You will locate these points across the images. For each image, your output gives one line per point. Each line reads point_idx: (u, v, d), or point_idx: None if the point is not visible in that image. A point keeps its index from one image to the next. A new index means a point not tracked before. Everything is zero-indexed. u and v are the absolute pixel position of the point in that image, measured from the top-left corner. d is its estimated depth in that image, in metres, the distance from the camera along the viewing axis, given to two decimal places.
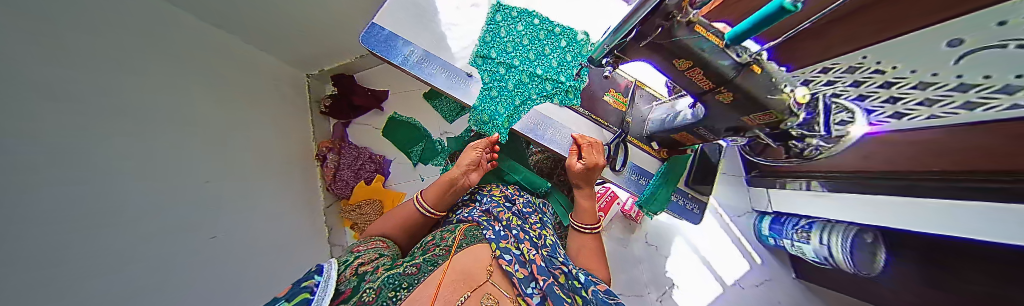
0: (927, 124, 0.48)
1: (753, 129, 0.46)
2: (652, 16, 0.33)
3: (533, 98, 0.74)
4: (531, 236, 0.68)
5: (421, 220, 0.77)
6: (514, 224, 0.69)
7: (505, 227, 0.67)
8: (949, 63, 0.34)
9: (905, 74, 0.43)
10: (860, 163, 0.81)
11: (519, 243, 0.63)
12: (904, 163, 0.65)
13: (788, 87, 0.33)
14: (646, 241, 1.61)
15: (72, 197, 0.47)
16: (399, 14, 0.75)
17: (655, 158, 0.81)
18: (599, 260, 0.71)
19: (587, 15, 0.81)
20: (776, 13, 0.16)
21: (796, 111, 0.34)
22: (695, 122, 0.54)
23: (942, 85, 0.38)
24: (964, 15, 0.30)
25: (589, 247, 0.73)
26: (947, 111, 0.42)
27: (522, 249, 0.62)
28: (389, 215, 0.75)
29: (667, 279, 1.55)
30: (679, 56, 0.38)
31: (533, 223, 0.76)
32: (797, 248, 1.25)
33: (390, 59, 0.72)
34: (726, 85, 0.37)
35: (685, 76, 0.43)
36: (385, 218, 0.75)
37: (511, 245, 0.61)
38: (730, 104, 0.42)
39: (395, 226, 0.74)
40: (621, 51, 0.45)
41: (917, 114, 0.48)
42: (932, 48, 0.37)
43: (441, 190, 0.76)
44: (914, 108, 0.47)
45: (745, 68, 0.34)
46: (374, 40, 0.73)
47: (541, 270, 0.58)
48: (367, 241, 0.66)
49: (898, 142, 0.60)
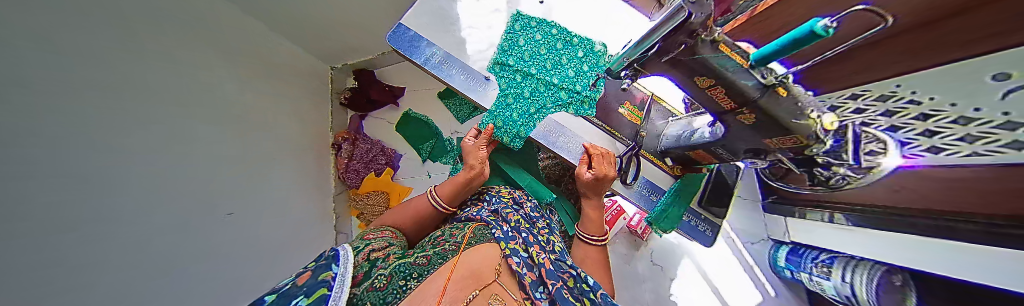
0: (964, 161, 0.46)
1: (773, 153, 0.44)
2: (675, 33, 0.33)
3: (547, 106, 0.74)
4: (540, 239, 0.68)
5: (431, 214, 0.77)
6: (523, 227, 0.70)
7: (514, 230, 0.67)
8: (996, 97, 0.32)
9: (944, 107, 0.41)
10: (893, 197, 0.75)
11: (527, 246, 0.63)
12: (942, 201, 0.62)
13: (815, 113, 0.31)
14: (651, 260, 1.56)
15: (99, 167, 0.49)
16: (424, 17, 0.78)
17: (668, 175, 0.80)
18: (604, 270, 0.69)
19: (605, 27, 0.82)
20: (806, 36, 0.17)
21: (822, 136, 0.32)
22: (713, 141, 0.53)
23: (986, 121, 0.36)
24: (1010, 47, 0.28)
25: (595, 256, 0.71)
26: (990, 149, 0.39)
27: (530, 252, 0.62)
28: (396, 210, 0.76)
29: (671, 303, 1.48)
30: (701, 73, 0.38)
31: (542, 228, 0.75)
32: (816, 283, 1.17)
33: (413, 59, 0.75)
34: (750, 106, 0.36)
35: (707, 94, 0.42)
36: (392, 211, 0.76)
37: (519, 247, 0.61)
38: (752, 125, 0.41)
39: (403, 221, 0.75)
40: (641, 65, 0.45)
41: (956, 150, 0.45)
42: (976, 80, 0.34)
43: (456, 187, 0.78)
44: (952, 143, 0.45)
45: (769, 90, 0.33)
46: (400, 39, 0.76)
47: (550, 273, 0.57)
48: (378, 230, 0.67)
49: (937, 179, 0.56)
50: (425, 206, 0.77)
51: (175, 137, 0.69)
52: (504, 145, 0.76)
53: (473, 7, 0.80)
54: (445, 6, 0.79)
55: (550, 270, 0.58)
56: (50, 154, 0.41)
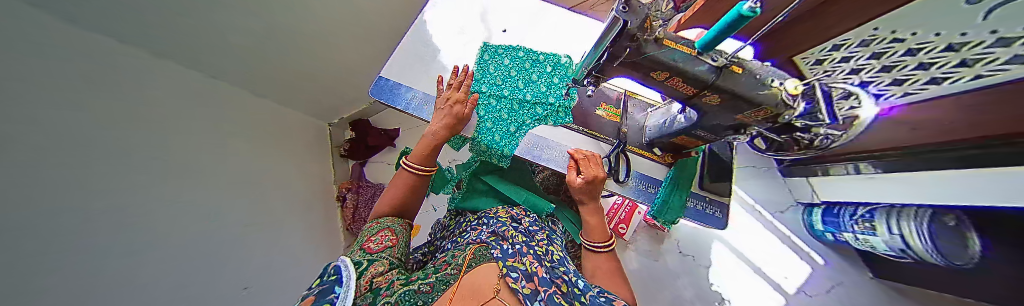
0: (968, 87, 0.43)
1: (752, 125, 0.44)
2: (619, 39, 0.34)
3: (527, 122, 0.76)
4: (534, 249, 0.57)
5: (420, 184, 0.69)
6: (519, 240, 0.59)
7: (513, 245, 0.56)
8: (976, 21, 0.32)
9: (930, 38, 0.41)
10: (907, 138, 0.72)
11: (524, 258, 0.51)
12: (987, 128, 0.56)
13: (776, 81, 0.33)
14: (679, 251, 1.47)
15: (98, 270, 0.51)
16: (399, 66, 0.83)
17: (658, 163, 0.79)
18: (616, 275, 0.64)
19: (566, 39, 0.87)
20: (737, 21, 0.13)
21: (791, 104, 0.33)
22: (691, 126, 0.53)
23: (977, 43, 0.35)
24: None
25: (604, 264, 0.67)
26: (991, 69, 0.37)
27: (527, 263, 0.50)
28: (389, 186, 0.68)
29: (714, 294, 1.38)
30: (656, 70, 0.39)
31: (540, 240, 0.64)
32: (864, 242, 1.09)
33: (395, 104, 0.80)
34: (710, 89, 0.37)
35: (666, 86, 0.43)
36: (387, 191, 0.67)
37: (520, 261, 0.49)
38: (718, 104, 0.41)
39: (398, 194, 0.66)
40: (599, 72, 0.47)
41: (957, 77, 0.43)
42: (951, 8, 0.35)
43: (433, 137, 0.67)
44: (954, 69, 0.42)
45: (722, 70, 0.35)
46: (382, 91, 0.81)
47: (535, 281, 0.44)
48: (379, 228, 0.58)
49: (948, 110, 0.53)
50: (409, 176, 0.68)
51: (177, 223, 0.71)
52: (493, 164, 0.79)
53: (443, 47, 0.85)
54: (418, 53, 0.85)
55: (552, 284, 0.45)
56: (45, 267, 0.42)
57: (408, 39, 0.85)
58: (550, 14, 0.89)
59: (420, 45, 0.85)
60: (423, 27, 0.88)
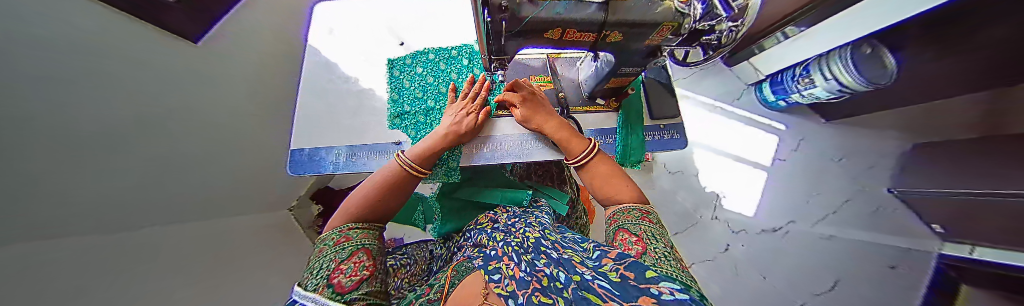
0: None
1: (664, 45, 0.45)
2: (491, 11, 0.34)
3: None
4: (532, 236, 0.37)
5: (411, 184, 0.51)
6: (500, 240, 0.38)
7: (498, 244, 0.37)
8: None
9: None
10: None
11: (511, 257, 0.31)
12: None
13: None
14: (669, 171, 1.63)
15: None
16: (307, 124, 0.70)
17: (608, 112, 0.73)
18: (619, 178, 0.46)
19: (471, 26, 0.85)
20: None
21: (685, 9, 0.36)
22: (612, 68, 0.52)
23: None
24: None
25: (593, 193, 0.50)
26: None
27: (523, 252, 0.33)
28: (359, 185, 0.47)
29: (712, 193, 1.56)
30: (545, 29, 0.38)
31: (536, 223, 0.43)
32: (809, 96, 1.21)
33: (320, 173, 0.66)
34: (606, 27, 0.37)
35: (567, 40, 0.42)
36: (354, 191, 0.46)
37: (506, 263, 0.30)
38: (624, 37, 0.41)
39: (371, 192, 0.45)
40: (499, 52, 0.45)
41: None
42: None
43: (442, 144, 0.56)
44: None
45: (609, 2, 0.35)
46: (302, 163, 0.66)
47: (522, 281, 0.24)
48: (350, 251, 0.34)
49: None
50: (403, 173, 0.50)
51: None
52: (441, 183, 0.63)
53: (345, 83, 0.76)
54: (323, 106, 0.73)
55: (555, 267, 0.25)
56: None
57: (304, 94, 0.74)
58: (444, 22, 0.90)
59: (320, 95, 0.74)
60: (314, 75, 0.75)
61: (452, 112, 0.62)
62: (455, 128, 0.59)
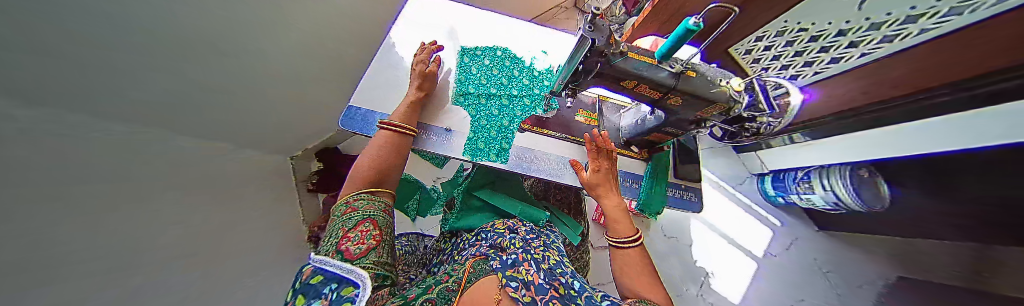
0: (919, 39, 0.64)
1: (709, 119, 0.52)
2: (589, 56, 0.40)
3: (519, 116, 0.73)
4: (535, 253, 0.40)
5: (398, 139, 0.57)
6: (517, 249, 0.39)
7: (515, 251, 0.39)
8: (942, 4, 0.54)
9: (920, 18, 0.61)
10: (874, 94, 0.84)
11: (530, 264, 0.35)
12: (919, 83, 0.71)
13: (724, 81, 0.43)
14: (664, 234, 1.55)
15: None
16: (372, 86, 0.75)
17: (637, 159, 0.78)
18: (645, 267, 0.47)
19: (539, 41, 0.90)
20: (685, 33, 0.25)
21: (738, 97, 0.43)
22: (658, 123, 0.57)
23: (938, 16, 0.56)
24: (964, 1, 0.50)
25: (637, 278, 0.45)
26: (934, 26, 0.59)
27: (540, 271, 0.34)
28: (360, 154, 0.51)
29: (700, 268, 1.48)
30: (622, 79, 0.44)
31: (545, 244, 0.45)
32: (807, 201, 1.28)
33: (366, 134, 0.68)
34: (672, 92, 0.43)
35: (634, 92, 0.47)
36: (359, 158, 0.51)
37: (526, 269, 0.34)
38: (680, 104, 0.47)
39: (380, 158, 0.51)
40: (575, 83, 0.51)
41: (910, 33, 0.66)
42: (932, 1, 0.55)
43: (412, 104, 0.62)
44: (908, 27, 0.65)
45: (681, 75, 0.42)
46: (353, 119, 0.69)
47: None
48: (357, 221, 0.39)
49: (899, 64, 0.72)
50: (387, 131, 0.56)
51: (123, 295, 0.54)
52: (491, 161, 0.66)
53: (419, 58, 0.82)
54: (389, 77, 0.78)
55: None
56: None
57: (377, 60, 0.79)
58: (515, 24, 0.92)
59: (388, 69, 0.79)
60: (389, 49, 0.81)
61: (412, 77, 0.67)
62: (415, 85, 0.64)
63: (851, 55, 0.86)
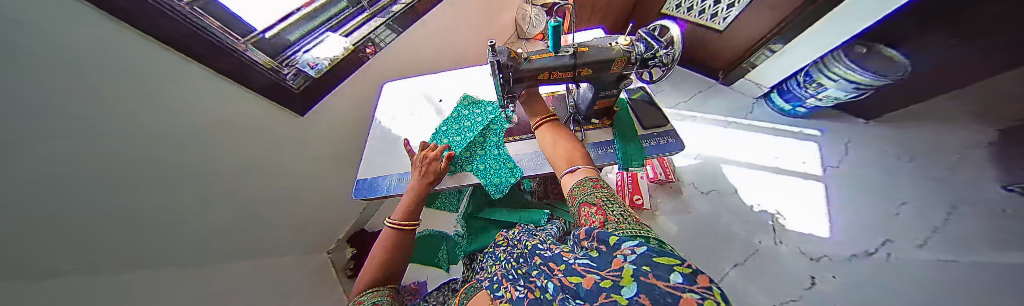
0: None
1: (626, 73, 0.56)
2: (500, 69, 0.50)
3: (487, 140, 0.80)
4: (525, 243, 0.42)
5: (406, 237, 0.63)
6: (509, 257, 0.41)
7: (501, 264, 0.40)
8: None
9: None
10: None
11: (510, 279, 0.32)
12: None
13: (614, 42, 0.52)
14: (700, 191, 1.45)
15: None
16: (372, 159, 0.89)
17: (603, 128, 0.80)
18: (571, 142, 0.59)
19: (492, 76, 1.07)
20: (555, 29, 0.37)
21: (629, 49, 0.51)
22: (593, 95, 0.63)
23: None
24: None
25: (565, 151, 0.57)
26: None
27: (528, 258, 0.36)
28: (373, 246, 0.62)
29: (762, 213, 1.32)
30: (537, 75, 0.53)
31: (538, 232, 0.47)
32: (827, 98, 1.23)
33: (375, 195, 0.79)
34: (579, 66, 0.51)
35: (554, 80, 0.56)
36: (371, 255, 0.59)
37: (502, 285, 0.31)
38: (592, 73, 0.54)
39: (387, 255, 0.58)
40: (510, 93, 0.59)
41: None
42: None
43: (416, 197, 0.68)
44: None
45: (576, 52, 0.51)
46: (363, 188, 0.81)
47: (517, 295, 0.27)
48: (373, 304, 0.46)
49: None
50: (392, 230, 0.63)
51: None
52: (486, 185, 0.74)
53: (403, 125, 0.97)
54: (382, 147, 0.91)
55: (545, 274, 0.28)
56: None
57: (372, 137, 0.95)
58: (469, 72, 1.10)
59: (381, 141, 0.93)
60: (378, 127, 0.98)
61: (416, 166, 0.73)
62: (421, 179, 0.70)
63: None
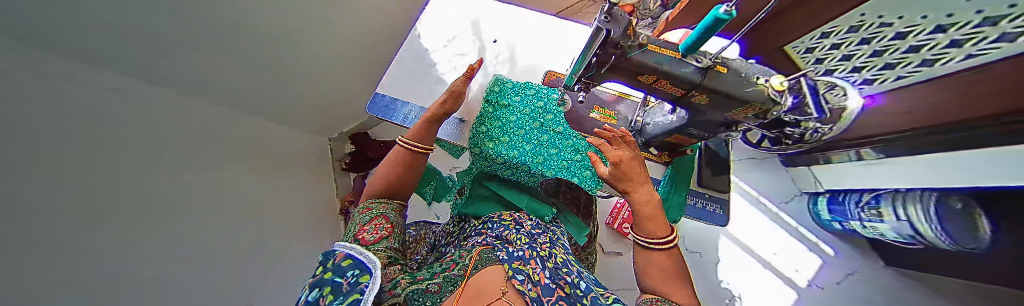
0: (958, 66, 0.64)
1: (743, 122, 0.52)
2: (604, 46, 0.40)
3: (535, 113, 0.70)
4: (543, 247, 0.39)
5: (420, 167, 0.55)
6: (527, 244, 0.39)
7: (522, 245, 0.38)
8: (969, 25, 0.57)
9: (965, 41, 0.61)
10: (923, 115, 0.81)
11: (537, 262, 0.33)
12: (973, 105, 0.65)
13: (762, 79, 0.43)
14: (686, 248, 1.44)
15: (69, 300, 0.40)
16: (398, 77, 0.81)
17: (657, 162, 0.80)
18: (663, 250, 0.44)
19: (557, 44, 0.92)
20: (715, 23, 0.23)
21: (777, 97, 0.42)
22: (682, 123, 0.58)
23: (975, 37, 0.57)
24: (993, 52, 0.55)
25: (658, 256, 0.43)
26: (978, 49, 0.58)
27: (548, 267, 0.34)
28: (380, 161, 0.53)
29: (725, 290, 1.34)
30: (640, 73, 0.45)
31: (555, 243, 0.43)
32: (873, 229, 1.08)
33: (390, 119, 0.75)
34: (696, 88, 0.44)
35: (654, 88, 0.48)
36: (378, 167, 0.53)
37: (531, 266, 0.32)
38: (707, 102, 0.47)
39: (392, 173, 0.52)
40: (589, 78, 0.51)
41: (952, 57, 0.65)
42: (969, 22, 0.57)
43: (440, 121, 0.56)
44: (950, 51, 0.65)
45: (707, 70, 0.42)
46: (379, 105, 0.76)
47: None
48: (373, 217, 0.42)
49: (942, 93, 0.71)
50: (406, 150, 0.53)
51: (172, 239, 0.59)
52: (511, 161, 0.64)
53: (441, 54, 0.86)
54: (412, 67, 0.82)
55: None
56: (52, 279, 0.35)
57: (403, 54, 0.84)
58: (538, 24, 0.93)
59: (411, 62, 0.83)
60: (415, 41, 0.86)
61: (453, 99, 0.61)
62: (450, 110, 0.57)
63: (950, 57, 0.66)
